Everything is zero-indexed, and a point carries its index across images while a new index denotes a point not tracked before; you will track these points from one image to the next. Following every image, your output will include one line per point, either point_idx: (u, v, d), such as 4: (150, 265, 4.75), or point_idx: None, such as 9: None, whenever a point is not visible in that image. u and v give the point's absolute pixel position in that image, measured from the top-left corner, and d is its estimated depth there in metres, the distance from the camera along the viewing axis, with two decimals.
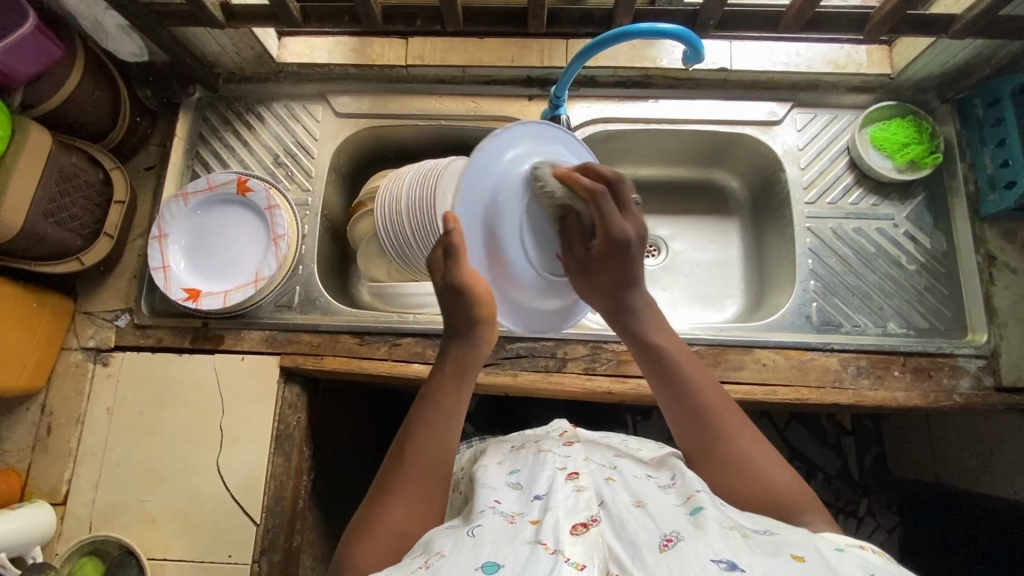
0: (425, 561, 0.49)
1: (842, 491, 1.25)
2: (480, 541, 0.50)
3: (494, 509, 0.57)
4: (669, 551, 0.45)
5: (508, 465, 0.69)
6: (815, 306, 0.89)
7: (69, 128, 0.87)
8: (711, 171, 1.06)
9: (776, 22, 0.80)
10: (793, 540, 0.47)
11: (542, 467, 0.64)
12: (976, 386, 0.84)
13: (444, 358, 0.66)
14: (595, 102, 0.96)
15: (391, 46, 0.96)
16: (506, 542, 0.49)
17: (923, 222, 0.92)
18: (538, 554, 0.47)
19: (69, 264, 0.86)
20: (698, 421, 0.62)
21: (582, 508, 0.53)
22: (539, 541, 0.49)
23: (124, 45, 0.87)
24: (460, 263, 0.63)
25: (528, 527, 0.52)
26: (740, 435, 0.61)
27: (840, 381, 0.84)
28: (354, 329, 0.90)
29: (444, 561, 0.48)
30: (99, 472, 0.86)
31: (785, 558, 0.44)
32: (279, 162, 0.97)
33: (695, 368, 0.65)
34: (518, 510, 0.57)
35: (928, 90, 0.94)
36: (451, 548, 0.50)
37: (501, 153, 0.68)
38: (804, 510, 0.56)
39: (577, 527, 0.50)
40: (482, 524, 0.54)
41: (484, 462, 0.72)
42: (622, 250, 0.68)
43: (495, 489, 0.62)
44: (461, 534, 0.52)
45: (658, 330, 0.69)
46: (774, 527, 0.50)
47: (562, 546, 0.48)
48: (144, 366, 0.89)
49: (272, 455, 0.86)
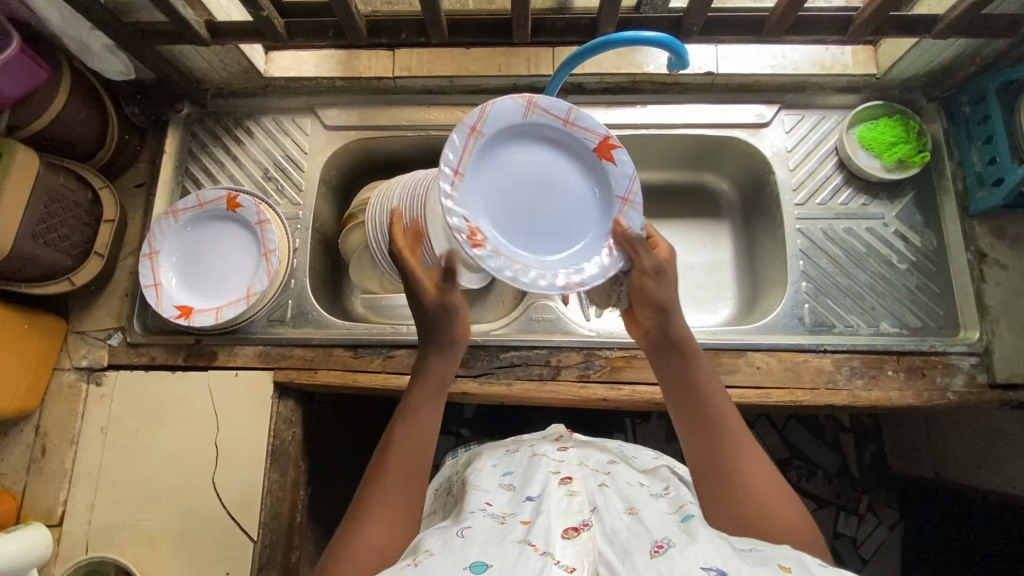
0: (413, 559, 0.50)
1: (843, 489, 1.25)
2: (469, 541, 0.50)
3: (485, 510, 0.58)
4: (660, 557, 0.46)
5: (502, 467, 0.69)
6: (807, 307, 0.89)
7: (57, 148, 0.87)
8: (701, 173, 1.06)
9: (760, 26, 0.80)
10: (779, 551, 0.47)
11: (536, 470, 0.64)
12: (970, 383, 0.84)
13: (422, 374, 0.66)
14: (584, 108, 0.96)
15: (379, 58, 0.96)
16: (493, 543, 0.49)
17: (913, 221, 0.92)
18: (528, 555, 0.47)
19: (60, 285, 0.85)
20: (703, 425, 0.61)
21: (574, 513, 0.54)
22: (529, 541, 0.49)
23: (110, 64, 0.85)
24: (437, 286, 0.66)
25: (518, 527, 0.52)
26: (738, 435, 0.60)
27: (834, 382, 0.84)
28: (347, 342, 0.89)
29: (433, 559, 0.48)
30: (95, 492, 0.86)
31: (771, 567, 0.44)
32: (269, 176, 0.97)
33: (730, 413, 0.62)
34: (509, 511, 0.57)
35: (914, 89, 0.94)
36: (440, 547, 0.50)
37: (495, 151, 0.70)
38: (781, 516, 0.55)
39: (568, 532, 0.50)
40: (472, 525, 0.54)
41: (480, 464, 0.72)
42: (664, 269, 0.67)
43: (487, 491, 0.63)
44: (450, 534, 0.53)
45: (683, 330, 0.66)
46: (758, 544, 0.50)
47: (552, 549, 0.48)
48: (138, 385, 0.88)
49: (268, 470, 0.86)
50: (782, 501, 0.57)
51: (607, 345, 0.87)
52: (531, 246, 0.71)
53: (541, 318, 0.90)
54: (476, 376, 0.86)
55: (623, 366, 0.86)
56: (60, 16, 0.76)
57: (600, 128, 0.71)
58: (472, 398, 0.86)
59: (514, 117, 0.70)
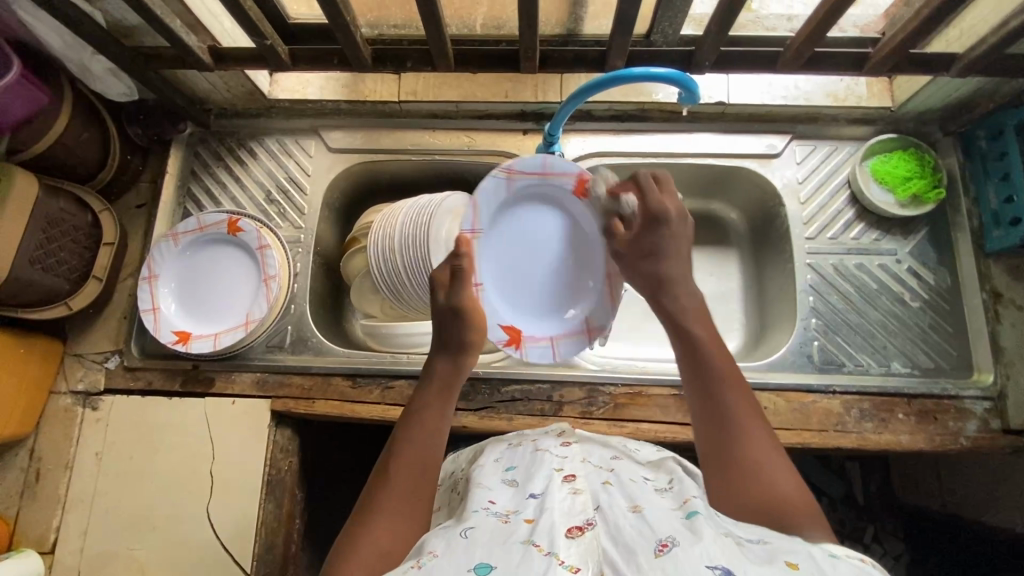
0: (418, 560, 0.49)
1: (848, 518, 1.23)
2: (474, 542, 0.49)
3: (488, 508, 0.56)
4: (664, 557, 0.44)
5: (505, 462, 0.67)
6: (816, 345, 0.87)
7: (57, 170, 0.86)
8: (710, 202, 1.04)
9: (774, 61, 0.78)
10: (787, 546, 0.47)
11: (540, 466, 0.62)
12: (983, 428, 0.82)
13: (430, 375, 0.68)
14: (591, 136, 0.95)
15: (384, 81, 0.94)
16: (498, 543, 0.49)
17: (926, 257, 0.89)
18: (532, 555, 0.46)
19: (57, 310, 0.84)
20: (701, 369, 0.63)
21: (578, 512, 0.52)
22: (533, 541, 0.48)
23: (113, 87, 0.85)
24: (463, 286, 0.70)
25: (523, 525, 0.51)
26: (738, 402, 0.61)
27: (843, 425, 0.82)
28: (346, 371, 0.88)
29: (438, 562, 0.48)
30: (88, 518, 0.84)
31: (780, 566, 0.43)
32: (271, 199, 0.96)
33: (742, 400, 0.61)
34: (512, 509, 0.56)
35: (930, 122, 0.92)
36: (443, 548, 0.49)
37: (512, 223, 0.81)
38: (786, 496, 0.55)
39: (573, 531, 0.49)
40: (476, 524, 0.53)
41: (481, 460, 0.69)
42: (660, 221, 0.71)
43: (490, 488, 0.61)
44: (454, 535, 0.51)
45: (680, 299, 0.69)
46: (767, 536, 0.49)
47: (556, 549, 0.47)
48: (133, 410, 0.87)
49: (264, 501, 0.84)
50: (783, 475, 0.56)
51: (610, 382, 0.85)
52: (544, 316, 0.83)
53: None
54: (476, 410, 0.85)
55: (627, 404, 0.85)
56: (62, 40, 0.75)
57: (573, 168, 0.79)
58: (472, 432, 0.85)
59: (498, 189, 0.78)
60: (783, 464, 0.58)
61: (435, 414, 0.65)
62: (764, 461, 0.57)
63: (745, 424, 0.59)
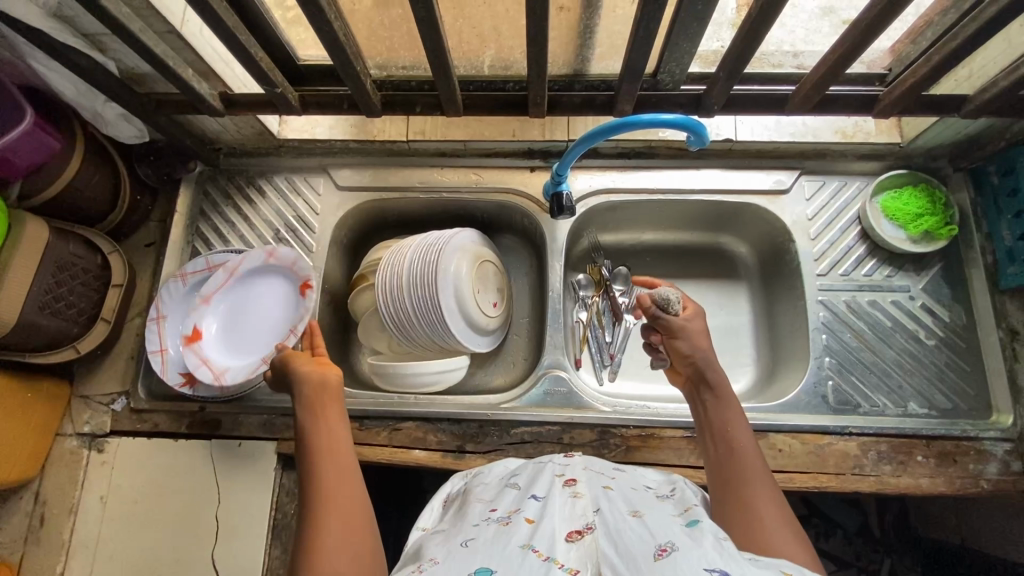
0: (418, 567, 0.50)
1: (863, 549, 1.18)
2: (473, 549, 0.49)
3: (488, 517, 0.55)
4: (664, 559, 0.44)
5: (506, 477, 0.65)
6: (831, 385, 0.86)
7: (68, 213, 0.87)
8: (718, 235, 1.03)
9: (783, 103, 0.78)
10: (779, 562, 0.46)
11: (541, 473, 0.61)
12: (1004, 470, 0.80)
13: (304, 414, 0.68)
14: (599, 172, 0.95)
15: (393, 122, 0.96)
16: (499, 546, 0.48)
17: (940, 294, 0.88)
18: (531, 560, 0.45)
19: (65, 354, 0.84)
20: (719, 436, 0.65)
21: (578, 516, 0.52)
22: (532, 546, 0.47)
23: (124, 131, 0.86)
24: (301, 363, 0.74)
25: (522, 527, 0.50)
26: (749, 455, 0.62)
27: (860, 468, 0.81)
28: (353, 414, 0.87)
29: (437, 567, 0.48)
30: (91, 565, 0.83)
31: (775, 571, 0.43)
32: (280, 237, 0.96)
33: (753, 458, 0.62)
34: (512, 511, 0.55)
35: (939, 157, 0.91)
36: (444, 556, 0.49)
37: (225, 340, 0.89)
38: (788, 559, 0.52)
39: (572, 534, 0.49)
40: (477, 532, 0.52)
41: (482, 478, 0.67)
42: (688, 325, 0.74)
43: (490, 498, 0.60)
44: (454, 544, 0.51)
45: (717, 373, 0.71)
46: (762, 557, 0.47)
47: (555, 554, 0.46)
48: (139, 453, 0.87)
49: (270, 547, 0.82)
50: (783, 530, 0.54)
51: (622, 424, 0.84)
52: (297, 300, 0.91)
53: (555, 391, 0.87)
54: (485, 452, 0.84)
55: (640, 447, 0.83)
56: (75, 89, 0.76)
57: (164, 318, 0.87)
58: None
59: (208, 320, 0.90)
60: (789, 522, 0.55)
61: (331, 414, 0.68)
62: (768, 515, 0.56)
63: (751, 485, 0.59)
